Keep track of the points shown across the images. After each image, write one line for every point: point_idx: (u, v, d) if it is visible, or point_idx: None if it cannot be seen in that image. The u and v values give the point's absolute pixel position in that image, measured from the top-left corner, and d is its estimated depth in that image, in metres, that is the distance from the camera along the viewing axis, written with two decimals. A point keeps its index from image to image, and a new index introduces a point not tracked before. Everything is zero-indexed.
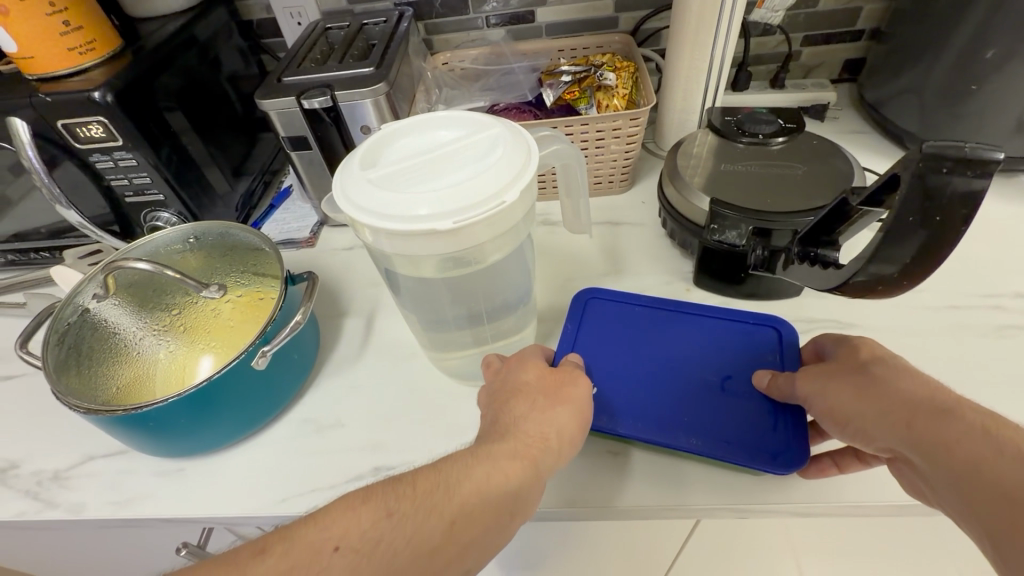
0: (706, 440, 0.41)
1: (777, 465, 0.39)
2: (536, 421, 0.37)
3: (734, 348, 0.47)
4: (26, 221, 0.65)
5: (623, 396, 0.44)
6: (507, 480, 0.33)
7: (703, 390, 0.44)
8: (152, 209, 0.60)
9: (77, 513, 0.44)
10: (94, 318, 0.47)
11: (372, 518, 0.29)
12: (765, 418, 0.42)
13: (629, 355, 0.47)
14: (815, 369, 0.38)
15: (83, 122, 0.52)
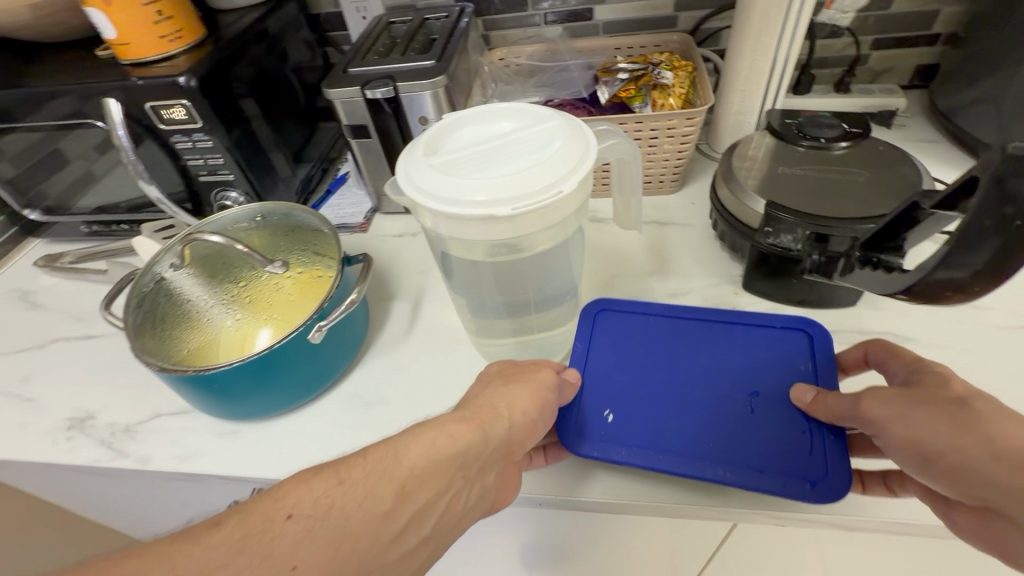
0: (739, 467, 0.40)
1: (817, 494, 0.38)
2: (487, 395, 0.39)
3: (765, 359, 0.46)
4: (111, 195, 0.71)
5: (642, 420, 0.43)
6: (454, 441, 0.34)
7: (733, 409, 0.43)
8: (221, 188, 0.64)
9: (144, 464, 0.48)
10: (169, 286, 0.51)
11: (323, 487, 0.30)
12: (803, 439, 0.41)
13: (642, 374, 0.46)
14: (891, 392, 0.35)
15: (169, 105, 0.56)
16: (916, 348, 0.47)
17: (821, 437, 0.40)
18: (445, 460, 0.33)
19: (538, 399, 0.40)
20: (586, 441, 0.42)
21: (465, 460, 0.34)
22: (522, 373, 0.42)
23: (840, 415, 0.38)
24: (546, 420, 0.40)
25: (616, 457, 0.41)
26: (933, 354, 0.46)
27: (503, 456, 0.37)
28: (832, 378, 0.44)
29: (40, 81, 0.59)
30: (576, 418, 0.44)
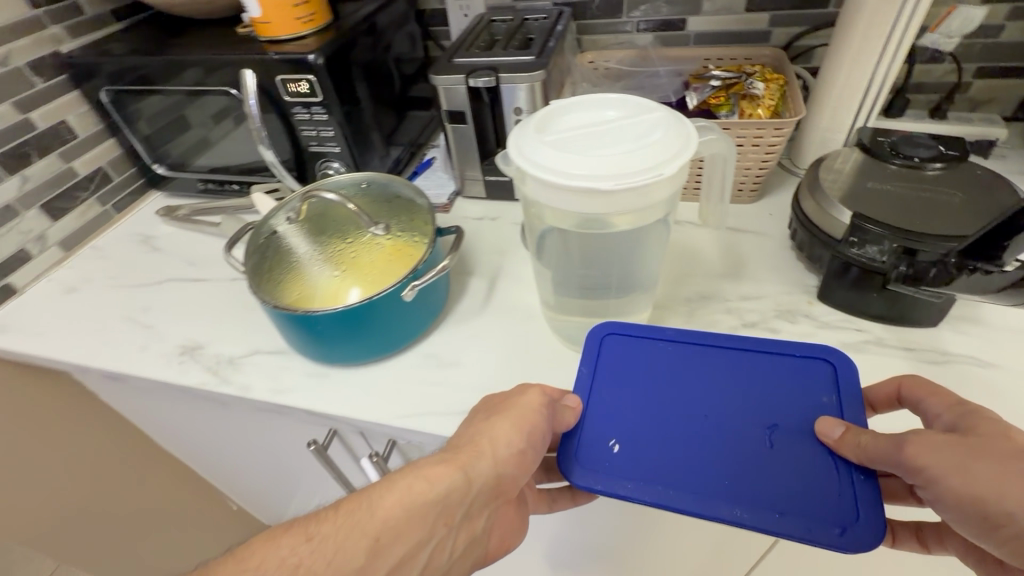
0: (758, 509, 0.39)
1: (847, 543, 0.37)
2: (471, 431, 0.41)
3: (787, 389, 0.44)
4: (226, 158, 0.78)
5: (651, 453, 0.42)
6: (428, 487, 0.37)
7: (751, 444, 0.41)
8: (326, 158, 0.70)
9: (244, 391, 0.53)
10: (282, 238, 0.57)
11: (290, 545, 0.34)
12: (831, 480, 0.39)
13: (650, 403, 0.45)
14: (941, 440, 0.35)
15: (296, 79, 0.62)
16: (1000, 374, 0.46)
17: (848, 474, 0.39)
18: (416, 515, 0.37)
19: (528, 425, 0.41)
20: (591, 474, 0.41)
21: (440, 512, 0.37)
22: (509, 401, 0.43)
23: (875, 456, 0.37)
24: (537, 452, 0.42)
25: (623, 492, 0.40)
26: (1017, 383, 0.45)
27: (485, 494, 0.40)
28: (857, 406, 0.42)
29: (185, 52, 0.67)
30: (581, 447, 0.43)
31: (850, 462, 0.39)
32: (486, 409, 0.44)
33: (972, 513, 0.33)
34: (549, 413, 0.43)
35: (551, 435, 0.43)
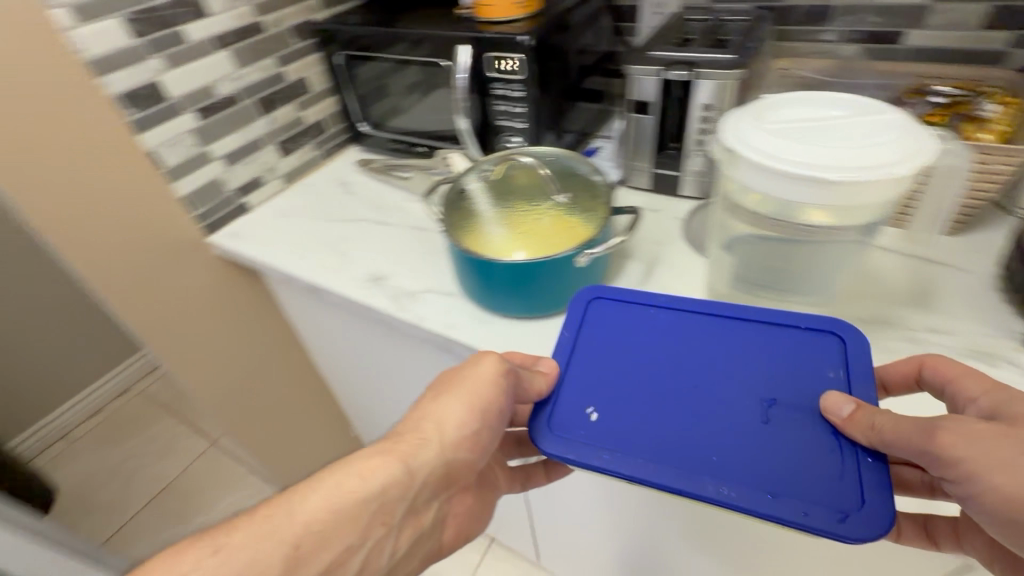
0: (749, 489, 0.41)
1: (848, 529, 0.38)
2: (412, 423, 0.47)
3: (769, 370, 0.46)
4: (418, 123, 0.88)
5: (628, 425, 0.45)
6: (359, 485, 0.43)
7: (747, 418, 0.44)
8: (509, 133, 0.77)
9: (418, 321, 0.61)
10: (471, 196, 0.63)
11: (200, 557, 0.38)
12: (833, 461, 0.41)
13: (630, 382, 0.48)
14: (980, 429, 0.36)
15: (501, 57, 0.70)
16: None
17: (856, 454, 0.41)
18: (348, 508, 0.42)
19: (483, 401, 0.47)
20: (565, 443, 0.45)
21: (373, 504, 0.43)
22: (455, 376, 0.49)
23: (888, 438, 0.39)
24: (491, 429, 0.47)
25: (599, 465, 0.44)
26: None
27: (421, 484, 0.45)
28: (867, 381, 0.44)
29: (411, 26, 0.77)
30: (559, 415, 0.47)
31: (856, 442, 0.41)
32: (436, 389, 0.49)
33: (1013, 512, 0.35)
34: (514, 380, 0.48)
35: (501, 413, 0.48)
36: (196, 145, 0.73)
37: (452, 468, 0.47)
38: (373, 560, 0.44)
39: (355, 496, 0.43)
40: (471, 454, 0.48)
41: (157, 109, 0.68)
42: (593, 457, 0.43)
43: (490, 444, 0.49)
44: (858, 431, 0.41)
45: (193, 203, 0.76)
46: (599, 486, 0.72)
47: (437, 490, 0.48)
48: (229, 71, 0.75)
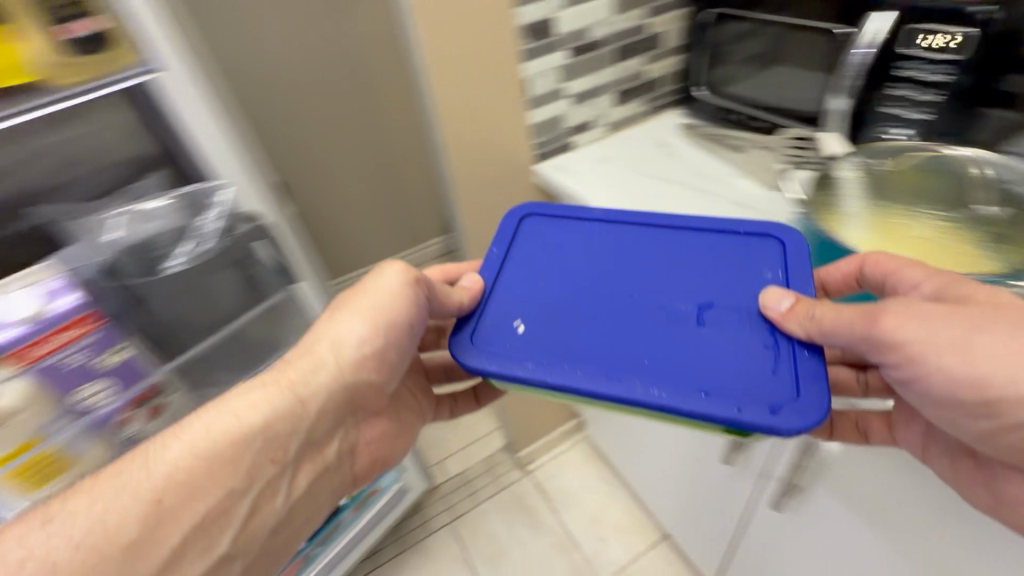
0: (686, 387, 0.53)
1: (781, 417, 0.50)
2: (297, 355, 0.58)
3: (694, 276, 0.63)
4: (766, 94, 0.82)
5: (547, 340, 0.60)
6: (233, 426, 0.52)
7: (685, 321, 0.59)
8: (893, 121, 0.69)
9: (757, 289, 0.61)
10: (847, 183, 0.67)
11: (75, 509, 0.46)
12: (769, 356, 0.55)
13: (560, 308, 0.62)
14: (920, 308, 0.49)
15: (932, 31, 0.60)
16: None
17: (797, 347, 0.54)
18: (229, 452, 0.51)
19: (406, 318, 0.61)
20: (483, 358, 0.59)
21: (257, 449, 0.53)
22: (356, 300, 0.61)
23: (837, 326, 0.51)
24: (393, 340, 0.60)
25: (522, 372, 0.57)
26: None
27: (314, 406, 0.57)
28: (802, 277, 0.60)
29: None
30: (490, 333, 0.62)
31: (795, 338, 0.54)
32: (337, 306, 0.62)
33: (954, 384, 0.47)
34: (427, 289, 0.62)
35: (420, 321, 0.62)
36: (556, 80, 0.81)
37: (352, 387, 0.60)
38: (267, 500, 0.55)
39: (232, 440, 0.52)
40: (381, 374, 0.62)
41: (544, 42, 0.76)
42: (516, 368, 0.57)
43: (398, 360, 0.62)
44: (795, 321, 0.54)
45: (535, 133, 0.84)
46: (874, 532, 0.64)
47: (336, 421, 0.60)
48: (605, 16, 0.79)
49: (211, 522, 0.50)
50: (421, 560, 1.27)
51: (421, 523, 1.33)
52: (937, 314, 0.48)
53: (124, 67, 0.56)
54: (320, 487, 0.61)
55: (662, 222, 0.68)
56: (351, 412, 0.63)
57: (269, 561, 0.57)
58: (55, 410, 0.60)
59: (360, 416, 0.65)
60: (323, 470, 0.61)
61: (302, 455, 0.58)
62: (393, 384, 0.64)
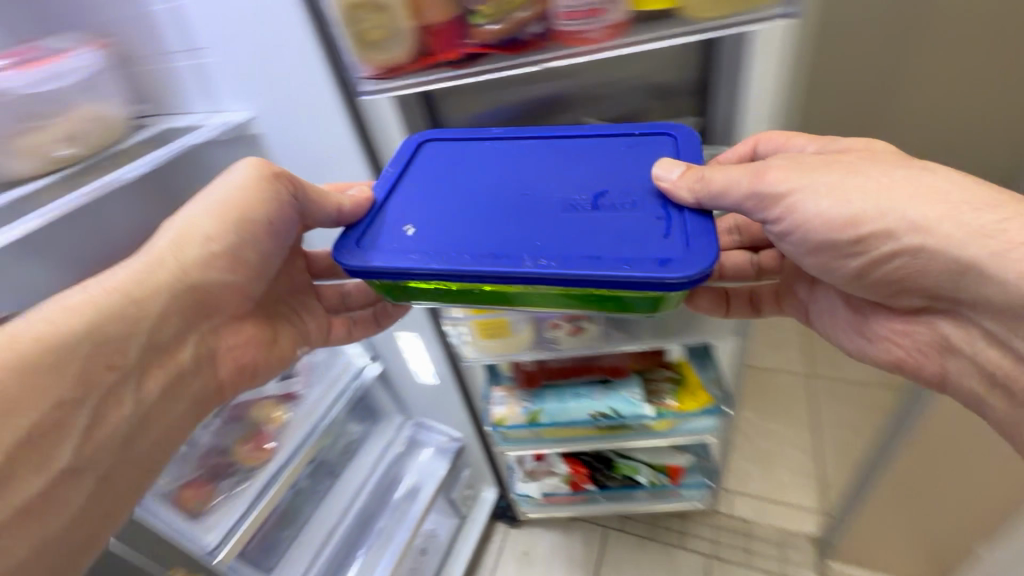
0: (572, 258, 0.50)
1: (670, 268, 0.47)
2: (140, 257, 0.57)
3: (581, 169, 0.59)
4: None
5: (434, 235, 0.54)
6: (54, 330, 0.49)
7: (572, 206, 0.55)
8: None
9: None
10: None
11: None
12: (661, 227, 0.52)
13: (445, 212, 0.57)
14: (778, 165, 0.54)
15: None
16: None
17: (686, 215, 0.53)
18: (51, 360, 0.48)
19: (268, 214, 0.59)
20: (367, 257, 0.53)
21: (86, 355, 0.50)
22: (207, 193, 0.59)
23: (724, 187, 0.52)
24: (247, 237, 0.59)
25: (409, 263, 0.52)
26: None
27: (166, 300, 0.56)
28: (692, 154, 0.58)
29: None
30: (378, 234, 0.56)
31: (681, 209, 0.53)
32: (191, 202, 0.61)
33: (830, 225, 0.53)
34: (295, 184, 0.59)
35: (288, 236, 0.63)
36: None
37: (203, 286, 0.59)
38: (112, 412, 0.52)
39: (54, 346, 0.48)
40: (236, 276, 0.61)
41: None
42: (404, 262, 0.52)
43: (258, 258, 0.62)
44: (685, 187, 0.52)
45: None
46: None
47: (186, 321, 0.58)
48: None
49: (42, 438, 0.46)
50: (659, 561, 1.20)
51: (680, 531, 1.23)
52: (811, 163, 0.53)
53: (760, 8, 0.49)
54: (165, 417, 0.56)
55: (561, 134, 0.63)
56: (207, 316, 0.61)
57: (74, 554, 0.49)
58: (531, 339, 0.64)
59: (218, 320, 0.63)
60: (183, 380, 0.59)
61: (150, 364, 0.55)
62: (257, 286, 0.64)
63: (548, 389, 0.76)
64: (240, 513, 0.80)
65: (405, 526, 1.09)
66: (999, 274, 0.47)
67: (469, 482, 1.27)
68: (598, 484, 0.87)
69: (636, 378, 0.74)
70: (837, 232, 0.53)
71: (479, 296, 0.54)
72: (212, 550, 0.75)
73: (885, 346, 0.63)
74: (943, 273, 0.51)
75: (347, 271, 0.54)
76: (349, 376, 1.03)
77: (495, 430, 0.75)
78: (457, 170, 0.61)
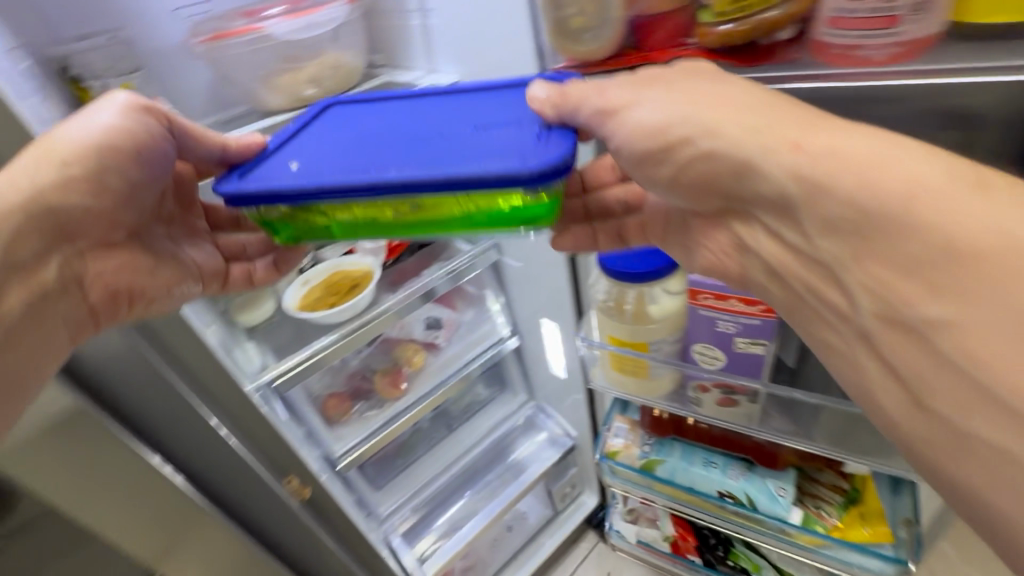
0: (433, 163, 0.37)
1: (528, 166, 0.35)
2: None
3: (459, 107, 0.45)
4: None
5: (313, 166, 0.41)
6: None
7: (448, 133, 0.42)
8: None
9: None
10: None
11: None
12: (526, 141, 0.39)
13: (324, 149, 0.44)
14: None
15: None
16: None
17: (546, 129, 0.40)
18: None
19: (134, 142, 0.45)
20: (244, 184, 0.41)
21: None
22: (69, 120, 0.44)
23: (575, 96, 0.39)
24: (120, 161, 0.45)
25: (282, 187, 0.39)
26: None
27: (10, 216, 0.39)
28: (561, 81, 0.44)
29: None
30: (262, 169, 0.43)
31: (548, 126, 0.40)
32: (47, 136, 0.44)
33: (642, 135, 0.38)
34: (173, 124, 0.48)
35: (167, 164, 0.48)
36: None
37: (68, 207, 0.42)
38: None
39: None
40: (104, 202, 0.45)
41: None
42: (278, 187, 0.39)
43: (125, 185, 0.46)
44: (548, 104, 0.40)
45: None
46: None
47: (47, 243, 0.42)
48: None
49: None
50: None
51: None
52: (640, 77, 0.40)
53: None
54: (36, 346, 0.39)
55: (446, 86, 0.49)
56: (73, 239, 0.44)
57: None
58: (676, 390, 0.55)
59: (79, 248, 0.45)
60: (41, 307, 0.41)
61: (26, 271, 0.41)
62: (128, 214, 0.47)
63: (677, 441, 0.66)
64: (362, 436, 0.90)
65: (499, 498, 1.12)
66: (764, 167, 0.34)
67: (573, 481, 1.23)
68: (704, 560, 0.76)
69: (793, 473, 0.60)
70: (652, 160, 0.40)
71: (367, 229, 0.42)
72: (337, 458, 0.87)
73: (689, 252, 0.47)
74: (730, 175, 0.37)
75: (226, 200, 0.41)
76: (489, 343, 1.05)
77: (604, 461, 0.69)
78: (341, 121, 0.48)
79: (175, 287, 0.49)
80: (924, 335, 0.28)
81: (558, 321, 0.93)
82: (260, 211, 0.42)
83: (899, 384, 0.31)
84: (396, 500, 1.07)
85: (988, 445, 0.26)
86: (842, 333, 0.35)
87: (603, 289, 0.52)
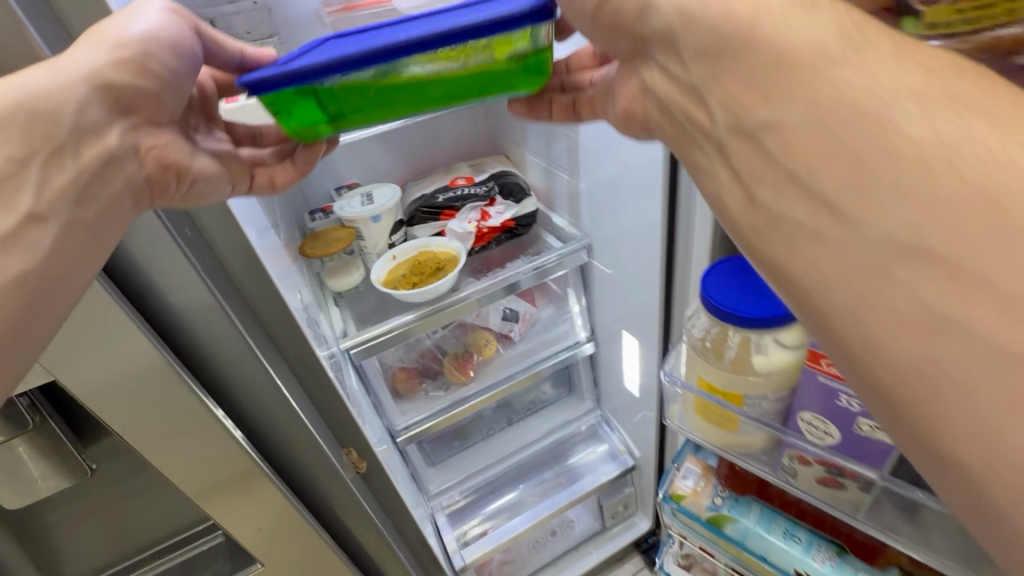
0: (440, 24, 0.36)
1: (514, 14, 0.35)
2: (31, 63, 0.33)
3: None
4: None
5: (336, 50, 0.37)
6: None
7: (443, 11, 0.39)
8: None
9: None
10: None
11: None
12: None
13: (335, 40, 0.39)
14: None
15: None
16: None
17: None
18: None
19: (170, 42, 0.40)
20: (273, 73, 0.35)
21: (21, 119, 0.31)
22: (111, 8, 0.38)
23: None
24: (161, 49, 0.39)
25: (316, 66, 0.35)
26: None
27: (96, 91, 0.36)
28: None
29: None
30: (280, 62, 0.37)
31: None
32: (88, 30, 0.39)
33: None
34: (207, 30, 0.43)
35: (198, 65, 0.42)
36: None
37: (114, 85, 0.37)
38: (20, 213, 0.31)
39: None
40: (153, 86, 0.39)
41: None
42: (314, 69, 0.35)
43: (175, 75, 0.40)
44: None
45: None
46: None
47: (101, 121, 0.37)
48: None
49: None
50: None
51: None
52: None
53: None
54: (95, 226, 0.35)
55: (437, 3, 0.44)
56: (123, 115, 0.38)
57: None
58: (772, 453, 0.48)
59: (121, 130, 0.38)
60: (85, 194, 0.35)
61: (54, 149, 0.34)
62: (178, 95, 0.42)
63: (755, 501, 0.59)
64: (426, 414, 0.93)
65: (549, 502, 1.09)
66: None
67: (627, 501, 1.17)
68: None
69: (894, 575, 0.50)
70: None
71: (402, 105, 0.39)
72: (398, 430, 0.90)
73: (611, 101, 0.43)
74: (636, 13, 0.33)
75: (248, 88, 0.35)
76: (563, 347, 1.02)
77: (666, 501, 0.63)
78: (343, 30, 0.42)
79: (211, 177, 0.41)
80: (758, 137, 0.27)
81: (638, 337, 0.88)
82: (287, 98, 0.37)
83: (738, 183, 0.29)
84: (448, 480, 1.09)
85: (799, 226, 0.26)
86: (704, 149, 0.31)
87: (701, 324, 0.46)
